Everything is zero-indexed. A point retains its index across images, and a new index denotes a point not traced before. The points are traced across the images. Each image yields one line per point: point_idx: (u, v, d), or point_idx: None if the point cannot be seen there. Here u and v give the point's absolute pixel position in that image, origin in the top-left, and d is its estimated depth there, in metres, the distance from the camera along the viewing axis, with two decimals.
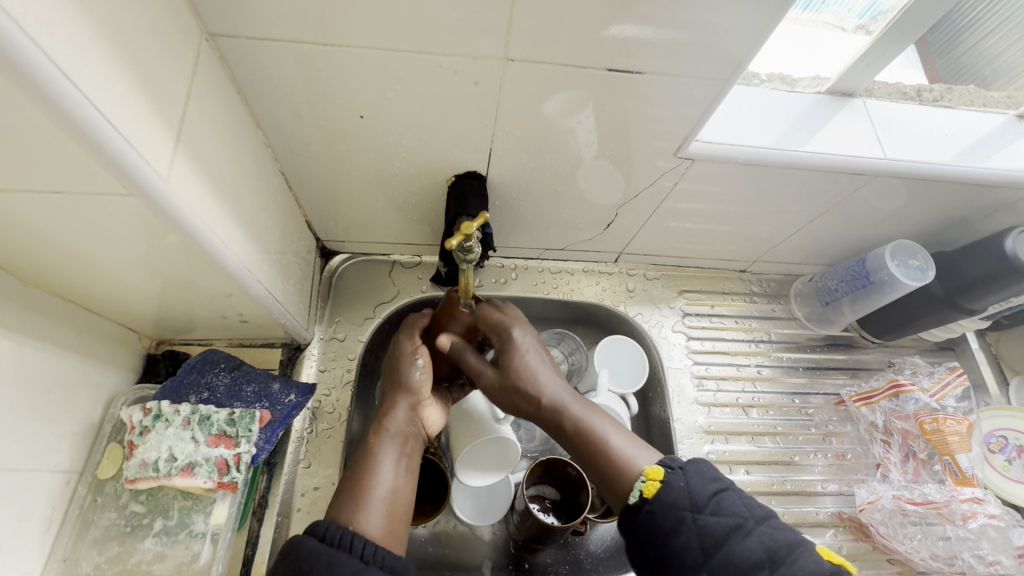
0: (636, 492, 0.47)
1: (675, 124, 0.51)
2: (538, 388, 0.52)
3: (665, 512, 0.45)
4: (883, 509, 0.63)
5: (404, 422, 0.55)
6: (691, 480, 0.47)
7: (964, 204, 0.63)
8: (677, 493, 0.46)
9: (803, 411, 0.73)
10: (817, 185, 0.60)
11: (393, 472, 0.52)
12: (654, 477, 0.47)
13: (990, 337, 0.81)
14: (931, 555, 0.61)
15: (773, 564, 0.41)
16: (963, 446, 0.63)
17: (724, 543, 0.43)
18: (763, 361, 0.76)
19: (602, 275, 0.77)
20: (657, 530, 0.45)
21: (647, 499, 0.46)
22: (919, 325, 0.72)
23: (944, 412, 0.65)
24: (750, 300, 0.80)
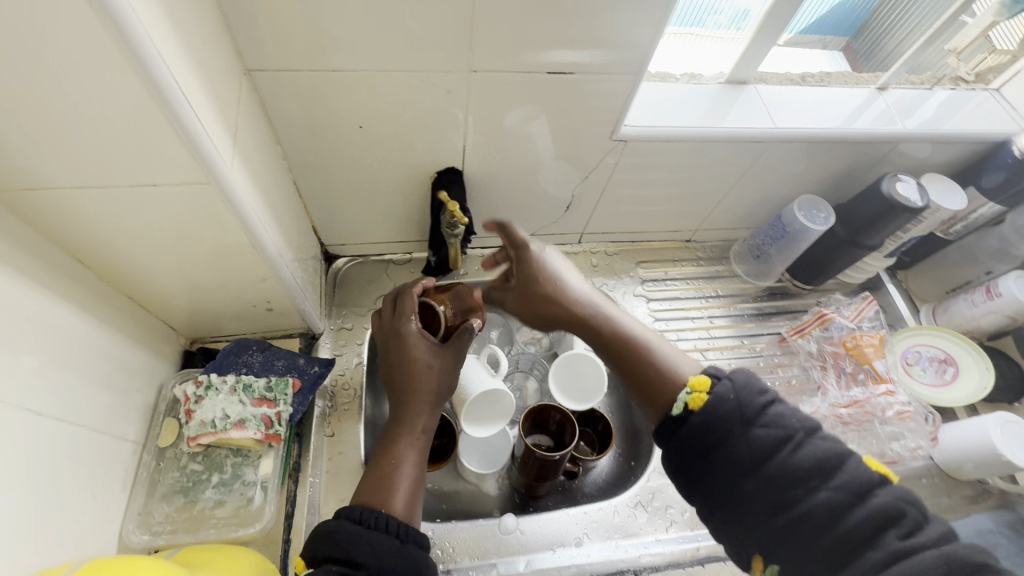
0: (681, 403, 0.50)
1: (607, 114, 0.64)
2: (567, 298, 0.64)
3: (715, 417, 0.47)
4: (825, 417, 0.75)
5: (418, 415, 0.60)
6: (740, 395, 0.48)
7: (849, 162, 0.78)
8: (729, 403, 0.48)
9: (751, 349, 0.87)
10: (728, 155, 0.74)
11: (413, 462, 0.57)
12: (700, 389, 0.49)
13: (901, 275, 0.95)
14: (867, 449, 0.74)
15: (822, 470, 0.44)
16: (878, 354, 0.76)
17: (775, 451, 0.45)
18: (713, 313, 0.90)
19: (569, 255, 0.90)
20: (704, 434, 0.47)
21: (693, 409, 0.48)
22: (835, 265, 0.86)
23: (861, 330, 0.78)
24: (697, 265, 0.93)
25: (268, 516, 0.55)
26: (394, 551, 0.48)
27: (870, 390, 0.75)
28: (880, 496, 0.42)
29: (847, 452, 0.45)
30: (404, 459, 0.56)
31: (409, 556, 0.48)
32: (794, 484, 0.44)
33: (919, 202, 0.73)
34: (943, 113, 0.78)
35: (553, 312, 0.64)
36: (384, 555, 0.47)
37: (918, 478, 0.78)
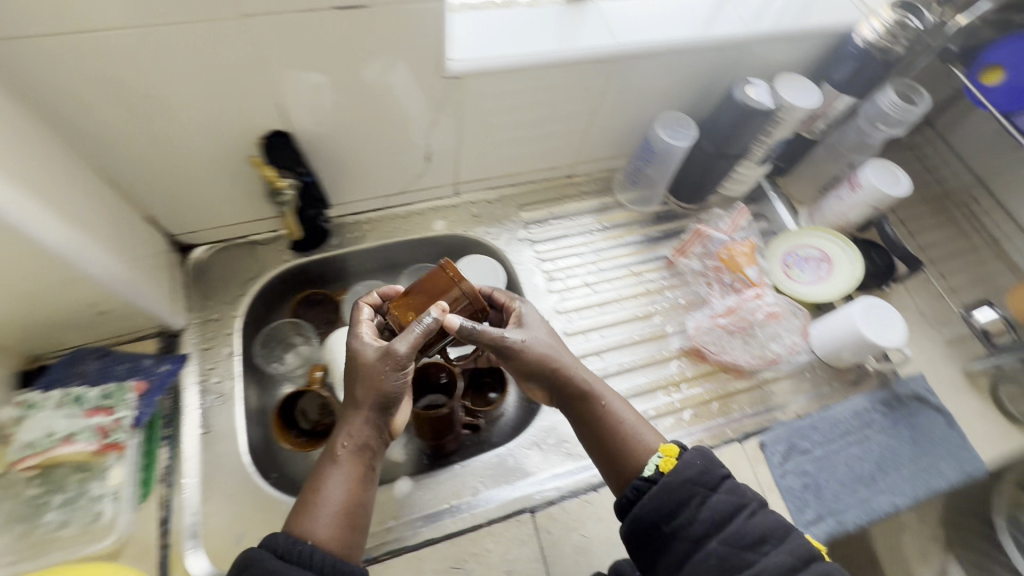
0: (653, 466, 0.57)
1: (429, 49, 0.60)
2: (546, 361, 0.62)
3: (681, 481, 0.55)
4: (711, 331, 0.80)
5: (355, 431, 0.56)
6: (701, 461, 0.56)
7: (705, 72, 0.77)
8: (694, 471, 0.55)
9: (640, 275, 0.87)
10: (575, 79, 0.71)
11: (347, 485, 0.54)
12: (670, 454, 0.57)
13: (781, 182, 0.97)
14: (751, 353, 0.79)
15: (772, 538, 0.52)
16: (749, 260, 0.78)
17: (727, 520, 0.53)
18: (602, 246, 0.89)
19: (448, 209, 0.87)
20: (668, 499, 0.54)
21: (663, 471, 0.56)
22: (710, 180, 0.86)
23: (733, 241, 0.82)
24: (581, 200, 0.92)
25: (121, 526, 0.57)
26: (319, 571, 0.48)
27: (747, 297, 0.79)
28: (819, 565, 0.50)
29: (792, 526, 0.54)
30: (336, 484, 0.54)
31: None
32: (747, 550, 0.51)
33: (768, 104, 0.73)
34: (790, 8, 0.77)
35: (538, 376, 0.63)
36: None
37: (803, 373, 0.82)
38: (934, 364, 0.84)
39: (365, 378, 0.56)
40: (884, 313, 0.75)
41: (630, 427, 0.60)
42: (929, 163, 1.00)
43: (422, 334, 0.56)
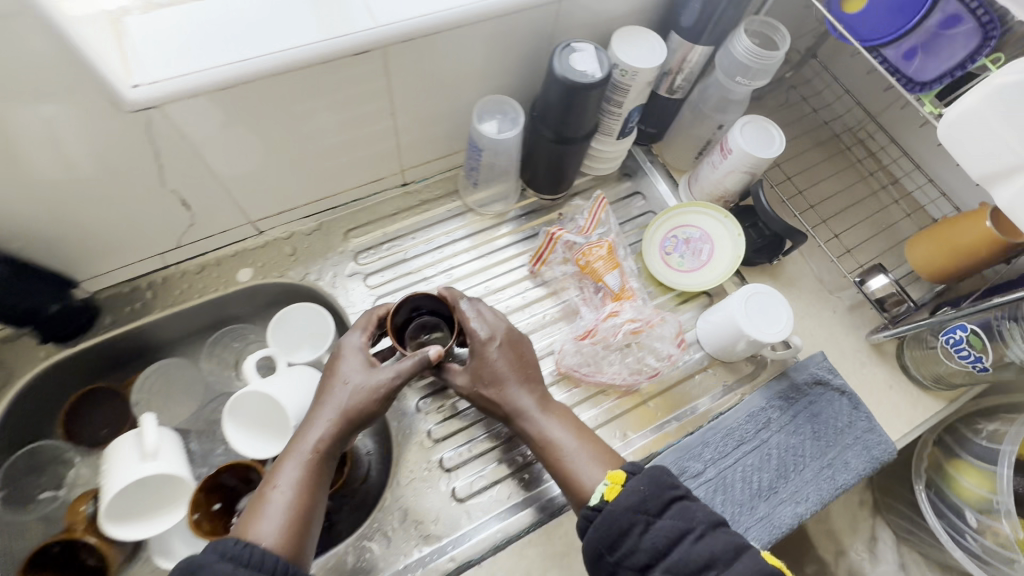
0: (597, 495, 0.52)
1: (79, 73, 0.43)
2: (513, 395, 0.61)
3: (622, 510, 0.50)
4: (583, 353, 0.68)
5: (319, 435, 0.54)
6: (647, 485, 0.51)
7: (527, 41, 0.62)
8: (636, 499, 0.50)
9: (500, 293, 0.74)
10: (339, 78, 0.55)
11: (307, 490, 0.52)
12: (614, 482, 0.52)
13: (656, 149, 0.84)
14: (629, 370, 0.69)
15: (720, 562, 0.46)
16: (608, 267, 0.70)
17: (672, 544, 0.48)
18: (452, 264, 0.75)
19: (254, 251, 0.71)
20: (612, 529, 0.49)
21: (607, 499, 0.51)
22: (560, 167, 0.73)
23: (589, 243, 0.71)
24: (423, 210, 0.77)
25: None
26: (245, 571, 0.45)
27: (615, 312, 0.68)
28: None
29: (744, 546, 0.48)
30: (300, 483, 0.52)
31: None
32: None
33: (598, 74, 0.59)
34: None
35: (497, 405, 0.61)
36: None
37: (692, 375, 0.73)
38: (836, 336, 0.75)
39: (338, 397, 0.55)
40: (766, 301, 0.65)
41: (575, 467, 0.56)
42: (815, 103, 0.89)
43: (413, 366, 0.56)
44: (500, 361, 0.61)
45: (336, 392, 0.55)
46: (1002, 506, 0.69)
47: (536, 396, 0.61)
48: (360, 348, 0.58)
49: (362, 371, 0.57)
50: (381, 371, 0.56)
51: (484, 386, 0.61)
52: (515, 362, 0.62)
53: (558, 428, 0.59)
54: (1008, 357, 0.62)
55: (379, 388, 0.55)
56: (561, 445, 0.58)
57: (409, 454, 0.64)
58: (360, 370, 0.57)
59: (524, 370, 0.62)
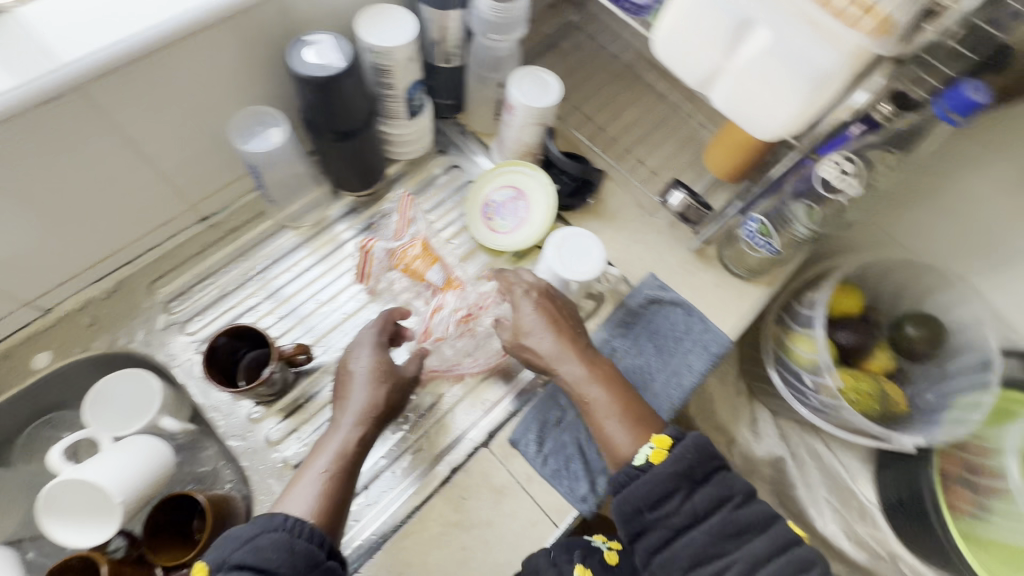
0: (643, 454, 0.55)
1: None
2: (560, 353, 0.63)
3: (668, 474, 0.52)
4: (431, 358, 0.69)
5: (361, 429, 0.58)
6: (692, 453, 0.53)
7: (262, 42, 0.59)
8: (681, 465, 0.53)
9: (332, 303, 0.72)
10: (44, 131, 0.50)
11: (345, 483, 0.55)
12: (660, 445, 0.55)
13: (461, 119, 0.84)
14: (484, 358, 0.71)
15: (751, 532, 0.51)
16: (427, 265, 0.71)
17: (714, 509, 0.52)
18: (276, 286, 0.72)
19: (47, 332, 0.65)
20: (653, 489, 0.52)
21: (654, 461, 0.54)
22: (356, 161, 0.72)
23: (403, 244, 0.72)
24: (231, 239, 0.73)
25: None
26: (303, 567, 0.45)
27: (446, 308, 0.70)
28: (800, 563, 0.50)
29: (775, 518, 0.52)
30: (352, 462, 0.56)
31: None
32: (726, 542, 0.51)
33: (342, 64, 0.57)
34: None
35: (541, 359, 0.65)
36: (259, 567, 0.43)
37: None
38: (664, 255, 0.80)
39: (380, 383, 0.60)
40: (580, 240, 0.68)
41: (612, 427, 0.59)
42: (603, 39, 0.92)
43: (423, 360, 0.67)
44: (539, 313, 0.65)
45: (375, 372, 0.61)
46: (824, 363, 0.77)
47: (576, 359, 0.63)
48: (376, 341, 0.64)
49: (385, 363, 0.62)
50: (395, 368, 0.63)
51: (526, 338, 0.65)
52: (564, 322, 0.65)
53: (598, 389, 0.61)
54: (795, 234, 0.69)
55: (413, 383, 0.64)
56: (603, 401, 0.61)
57: (271, 486, 0.62)
58: (387, 359, 0.62)
59: (567, 332, 0.64)
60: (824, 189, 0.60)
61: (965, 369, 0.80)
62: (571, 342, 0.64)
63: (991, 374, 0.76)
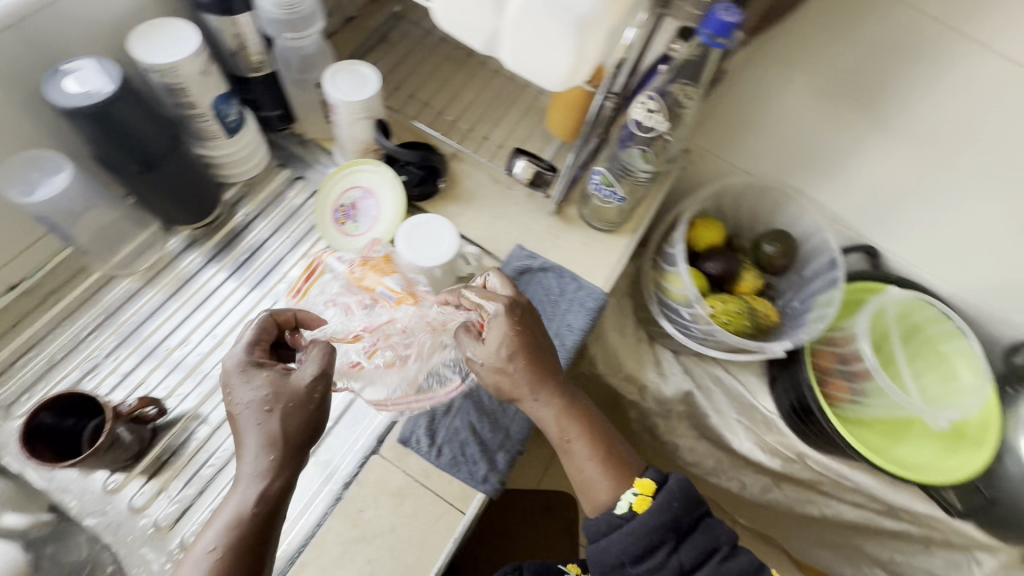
0: (626, 502, 0.57)
1: None
2: (539, 380, 0.60)
3: (651, 527, 0.55)
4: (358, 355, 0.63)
5: (263, 481, 0.49)
6: (674, 501, 0.56)
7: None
8: (664, 517, 0.56)
9: (184, 345, 0.67)
10: None
11: (251, 546, 0.47)
12: (645, 493, 0.57)
13: (296, 128, 0.81)
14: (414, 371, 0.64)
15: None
16: (385, 277, 0.67)
17: (697, 561, 0.56)
18: (115, 341, 0.66)
19: None
20: (637, 541, 0.55)
21: (637, 511, 0.56)
22: (178, 191, 0.67)
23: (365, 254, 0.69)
24: (53, 301, 0.67)
25: None
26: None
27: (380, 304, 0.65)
28: None
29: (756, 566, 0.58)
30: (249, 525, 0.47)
31: None
32: None
33: (109, 87, 0.53)
34: None
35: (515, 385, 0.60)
36: None
37: None
38: (528, 224, 0.82)
39: (266, 416, 0.50)
40: (432, 227, 0.68)
41: (591, 469, 0.60)
42: (429, 24, 0.91)
43: (328, 355, 0.54)
44: (518, 337, 0.59)
45: (254, 407, 0.50)
46: (693, 295, 0.82)
47: (556, 392, 0.61)
48: (245, 362, 0.53)
49: (270, 389, 0.52)
50: (284, 385, 0.52)
51: (501, 364, 0.59)
52: (540, 355, 0.60)
53: (576, 429, 0.60)
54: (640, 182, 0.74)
55: (311, 394, 0.52)
56: (582, 438, 0.60)
57: (144, 556, 0.57)
58: (271, 382, 0.52)
59: (546, 362, 0.60)
60: (639, 130, 0.65)
61: (818, 273, 0.89)
62: (549, 373, 0.60)
63: (837, 273, 0.84)
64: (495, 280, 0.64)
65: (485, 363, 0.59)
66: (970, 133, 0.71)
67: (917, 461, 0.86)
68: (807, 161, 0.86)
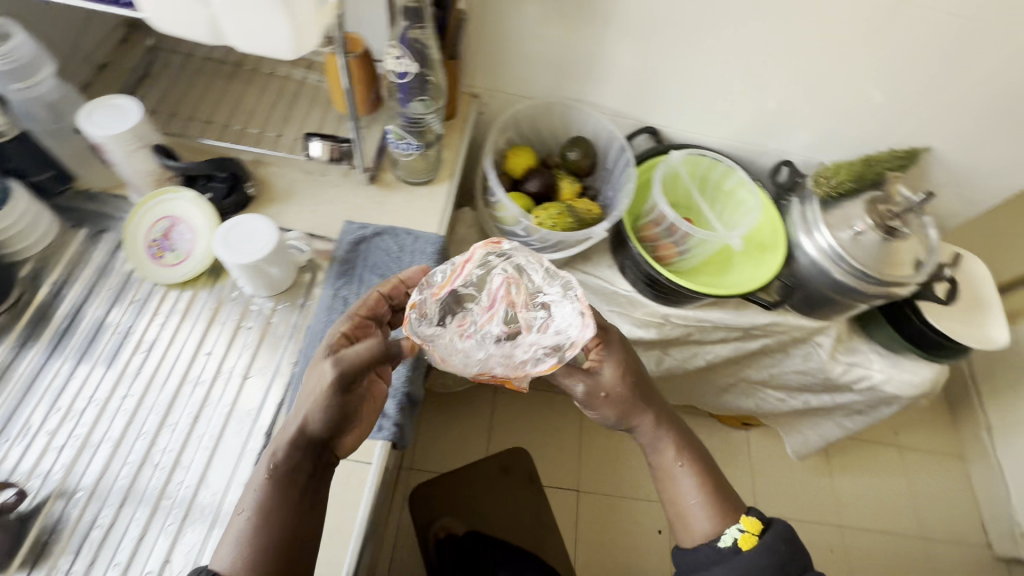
0: (731, 537, 0.75)
1: None
2: (654, 416, 0.82)
3: (751, 560, 0.72)
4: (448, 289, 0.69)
5: (280, 448, 0.58)
6: (775, 540, 0.74)
7: None
8: (765, 556, 0.73)
9: (26, 429, 0.64)
10: None
11: (271, 510, 0.56)
12: (749, 532, 0.75)
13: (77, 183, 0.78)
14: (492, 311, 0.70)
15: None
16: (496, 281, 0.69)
17: None
18: None
19: None
20: (739, 571, 0.73)
21: (742, 545, 0.74)
22: None
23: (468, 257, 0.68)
24: None
25: None
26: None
27: (473, 266, 0.68)
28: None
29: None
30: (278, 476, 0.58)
31: None
32: None
33: None
34: None
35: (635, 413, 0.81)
36: None
37: (272, 319, 0.76)
38: (351, 200, 0.86)
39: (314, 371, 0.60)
40: (245, 226, 0.71)
41: (694, 500, 0.79)
42: (186, 47, 0.92)
43: (365, 354, 0.60)
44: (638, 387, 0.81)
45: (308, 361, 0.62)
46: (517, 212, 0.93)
47: (657, 424, 0.83)
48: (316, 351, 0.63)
49: (314, 369, 0.61)
50: (320, 366, 0.60)
51: (609, 390, 0.79)
52: (640, 389, 0.81)
53: (685, 464, 0.81)
54: (436, 131, 0.83)
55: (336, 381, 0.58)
56: (677, 458, 0.82)
57: None
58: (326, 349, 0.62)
59: (661, 412, 0.83)
60: (399, 78, 0.74)
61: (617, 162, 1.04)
62: (670, 421, 0.84)
63: (628, 154, 1.00)
64: (614, 336, 0.81)
65: (601, 386, 0.79)
66: (668, 11, 0.87)
67: (739, 282, 1.05)
68: (572, 74, 0.99)
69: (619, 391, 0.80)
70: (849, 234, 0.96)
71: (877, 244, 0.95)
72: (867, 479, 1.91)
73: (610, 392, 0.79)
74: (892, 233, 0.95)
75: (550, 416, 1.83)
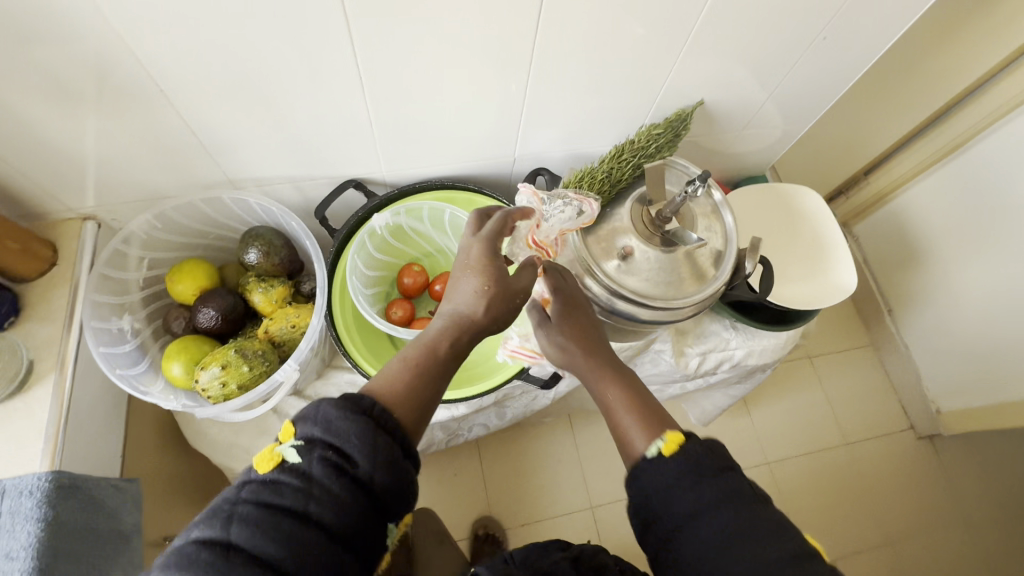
0: (655, 446, 0.52)
1: None
2: (597, 352, 0.66)
3: (684, 473, 0.49)
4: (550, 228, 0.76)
5: (454, 336, 0.57)
6: (705, 454, 0.50)
7: None
8: (693, 467, 0.49)
9: None
10: None
11: (415, 393, 0.52)
12: (671, 438, 0.51)
13: None
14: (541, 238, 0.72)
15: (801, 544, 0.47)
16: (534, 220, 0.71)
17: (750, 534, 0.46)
18: None
19: None
20: (663, 485, 0.49)
21: (662, 451, 0.51)
22: None
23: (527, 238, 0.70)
24: None
25: None
26: (369, 430, 0.46)
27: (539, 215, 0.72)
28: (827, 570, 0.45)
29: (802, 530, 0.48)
30: (451, 347, 0.57)
31: (347, 432, 0.45)
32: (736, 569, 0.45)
33: None
34: None
35: (581, 350, 0.66)
36: (345, 428, 0.45)
37: None
38: None
39: (489, 263, 0.57)
40: None
41: (625, 420, 0.57)
42: None
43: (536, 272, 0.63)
44: (576, 328, 0.68)
45: (471, 255, 0.58)
46: (184, 406, 0.68)
47: (604, 357, 0.65)
48: (482, 264, 0.58)
49: (489, 278, 0.57)
50: (523, 276, 0.61)
51: (557, 329, 0.68)
52: (591, 337, 0.68)
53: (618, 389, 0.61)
54: None
55: (517, 297, 0.60)
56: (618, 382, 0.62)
57: None
58: (487, 249, 0.59)
59: (598, 346, 0.67)
60: None
61: (307, 252, 0.79)
62: (612, 356, 0.66)
63: (309, 241, 0.77)
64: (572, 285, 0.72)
65: (551, 328, 0.69)
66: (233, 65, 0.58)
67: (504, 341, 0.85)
68: (193, 162, 0.70)
69: (563, 328, 0.68)
70: (617, 263, 0.74)
71: (651, 262, 0.74)
72: (806, 403, 1.64)
73: (562, 323, 0.68)
74: (670, 241, 0.74)
75: (439, 463, 1.61)
